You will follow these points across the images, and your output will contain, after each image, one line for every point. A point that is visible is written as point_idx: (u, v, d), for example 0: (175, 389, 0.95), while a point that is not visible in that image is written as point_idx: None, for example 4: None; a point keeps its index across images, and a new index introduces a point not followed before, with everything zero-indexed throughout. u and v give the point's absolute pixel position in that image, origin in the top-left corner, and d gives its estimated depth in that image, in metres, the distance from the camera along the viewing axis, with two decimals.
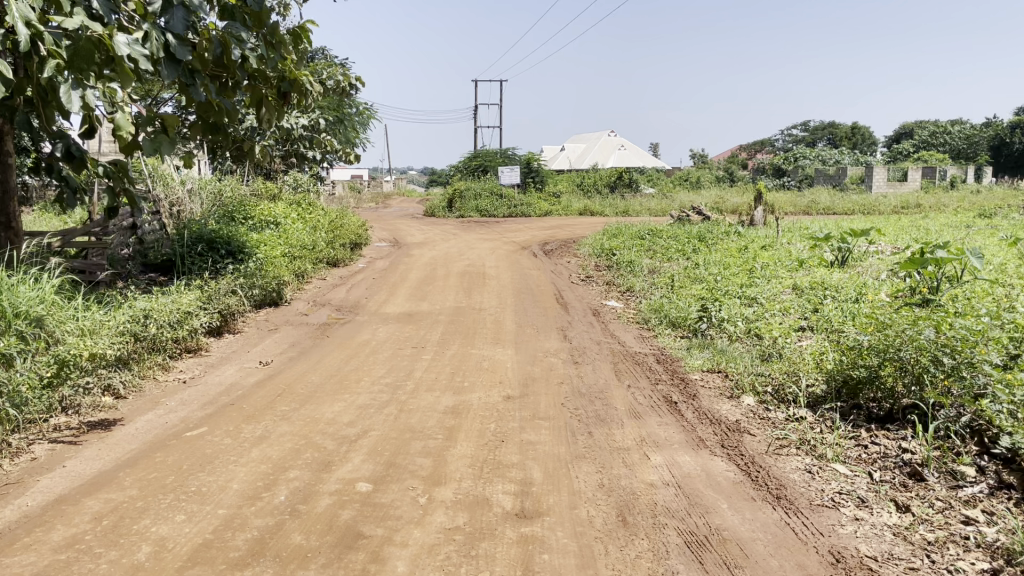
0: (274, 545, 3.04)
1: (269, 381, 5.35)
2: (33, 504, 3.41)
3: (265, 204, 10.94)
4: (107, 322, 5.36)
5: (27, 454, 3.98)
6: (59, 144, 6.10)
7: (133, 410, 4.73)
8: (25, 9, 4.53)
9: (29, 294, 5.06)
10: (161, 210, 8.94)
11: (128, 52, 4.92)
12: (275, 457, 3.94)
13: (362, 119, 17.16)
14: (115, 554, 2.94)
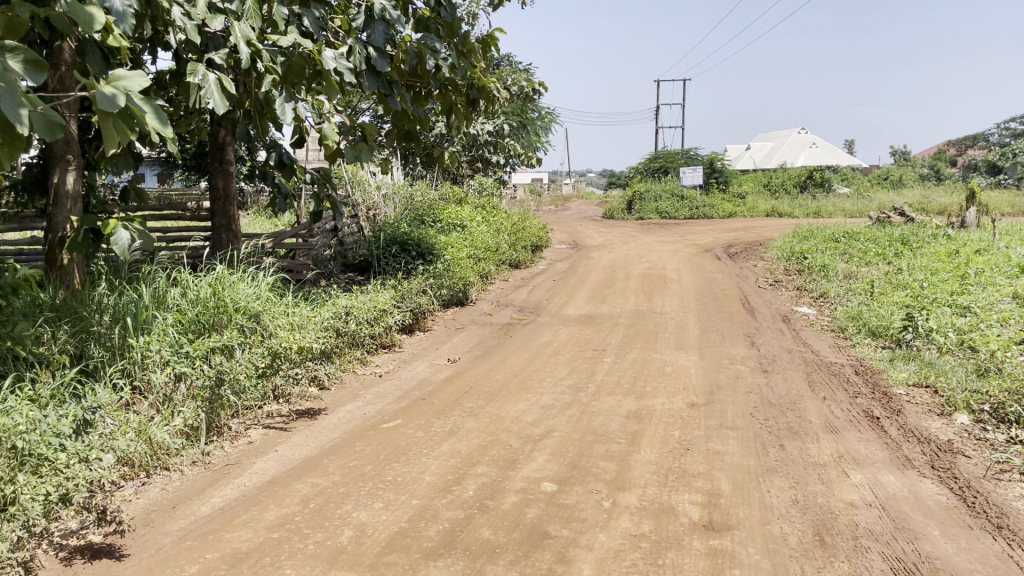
0: (465, 538, 3.13)
1: (458, 378, 5.55)
2: (249, 484, 3.72)
3: (453, 207, 11.36)
4: (313, 317, 5.72)
5: (245, 437, 4.37)
6: (272, 153, 6.66)
7: (336, 400, 5.08)
8: (247, 30, 4.95)
9: (247, 292, 5.49)
10: (359, 213, 9.59)
11: (334, 66, 5.26)
12: (464, 452, 4.06)
13: (544, 123, 17.39)
14: (321, 536, 3.15)
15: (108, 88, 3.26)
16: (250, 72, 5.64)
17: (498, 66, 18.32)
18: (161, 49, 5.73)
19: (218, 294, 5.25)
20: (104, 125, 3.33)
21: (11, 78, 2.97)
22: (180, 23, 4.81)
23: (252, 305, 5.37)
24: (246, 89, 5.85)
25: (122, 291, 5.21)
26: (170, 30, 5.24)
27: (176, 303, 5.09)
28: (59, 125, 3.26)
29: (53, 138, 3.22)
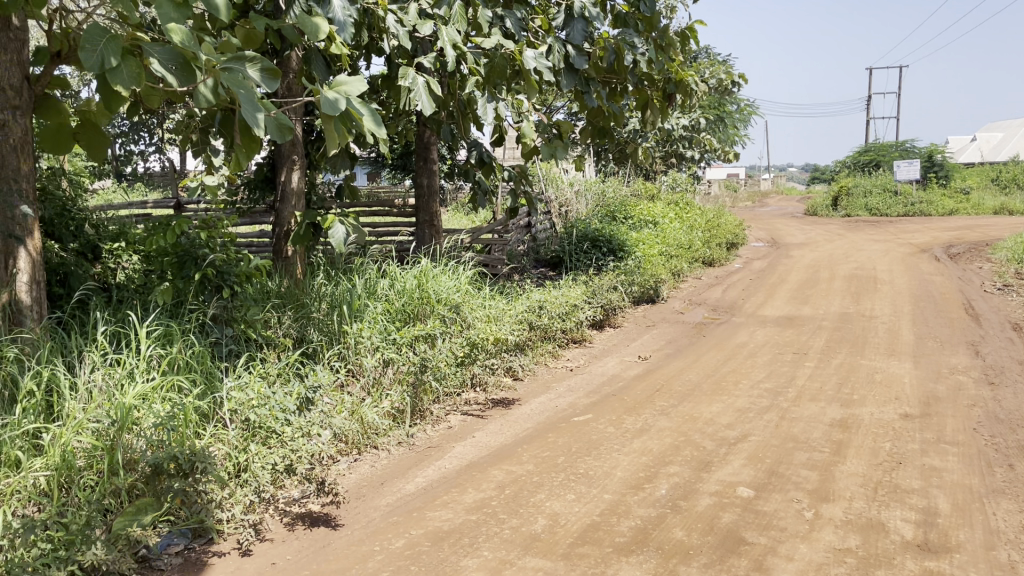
0: (657, 536, 3.11)
1: (650, 375, 5.50)
2: (449, 467, 3.90)
3: (645, 204, 11.25)
4: (508, 310, 5.91)
5: (445, 423, 4.59)
6: (473, 151, 6.89)
7: (529, 391, 5.21)
8: (454, 34, 5.15)
9: (448, 284, 5.74)
10: (551, 210, 9.75)
11: (534, 65, 5.37)
12: (656, 450, 4.03)
13: (743, 116, 16.80)
14: (516, 522, 3.24)
15: (331, 91, 3.52)
16: (454, 75, 5.91)
17: (696, 59, 17.94)
18: (375, 54, 6.12)
19: (423, 286, 5.52)
20: (328, 127, 3.58)
21: (249, 83, 3.28)
22: (394, 29, 5.05)
23: (453, 296, 5.61)
24: (451, 90, 6.13)
25: (338, 280, 5.60)
26: (383, 37, 5.54)
27: (385, 293, 5.42)
28: (289, 130, 3.57)
29: (283, 140, 3.53)
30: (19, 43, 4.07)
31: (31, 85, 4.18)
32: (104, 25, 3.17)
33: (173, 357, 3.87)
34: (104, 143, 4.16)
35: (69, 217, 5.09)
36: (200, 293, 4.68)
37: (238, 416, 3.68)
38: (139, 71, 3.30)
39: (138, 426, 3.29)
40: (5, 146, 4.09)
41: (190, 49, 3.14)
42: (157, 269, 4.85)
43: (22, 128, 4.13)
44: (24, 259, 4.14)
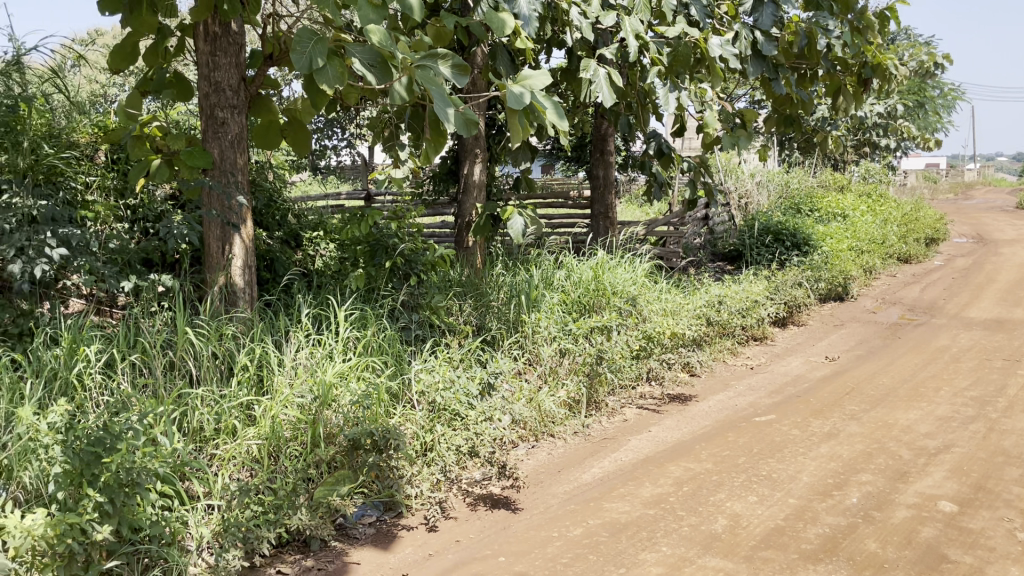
0: (848, 546, 2.96)
1: (837, 377, 5.23)
2: (625, 459, 3.90)
3: (834, 196, 10.66)
4: (686, 304, 5.79)
5: (621, 415, 4.59)
6: (652, 143, 6.78)
7: (707, 388, 5.10)
8: (637, 23, 5.12)
9: (625, 276, 5.70)
10: (731, 202, 9.45)
11: (719, 53, 5.21)
12: (846, 456, 3.82)
13: (947, 101, 15.54)
14: (696, 520, 3.19)
15: (517, 86, 3.62)
16: (635, 66, 5.86)
17: (894, 40, 16.77)
18: (556, 47, 6.20)
19: (599, 278, 5.53)
20: (513, 121, 3.69)
21: (440, 80, 3.43)
22: (577, 22, 5.08)
23: (629, 288, 5.58)
24: (631, 81, 6.09)
25: (516, 271, 5.72)
26: (567, 29, 5.65)
27: (562, 284, 5.46)
28: (475, 123, 3.70)
29: (469, 134, 3.67)
30: (237, 47, 4.42)
31: (246, 86, 4.56)
32: (312, 28, 3.42)
33: (367, 339, 4.11)
34: (305, 141, 4.61)
35: (274, 207, 5.52)
36: (391, 280, 4.97)
37: (425, 398, 3.85)
38: (341, 70, 3.53)
39: (336, 403, 3.53)
40: (225, 142, 4.49)
41: (387, 49, 3.31)
42: (350, 257, 5.19)
43: (240, 125, 4.52)
44: (239, 246, 4.53)
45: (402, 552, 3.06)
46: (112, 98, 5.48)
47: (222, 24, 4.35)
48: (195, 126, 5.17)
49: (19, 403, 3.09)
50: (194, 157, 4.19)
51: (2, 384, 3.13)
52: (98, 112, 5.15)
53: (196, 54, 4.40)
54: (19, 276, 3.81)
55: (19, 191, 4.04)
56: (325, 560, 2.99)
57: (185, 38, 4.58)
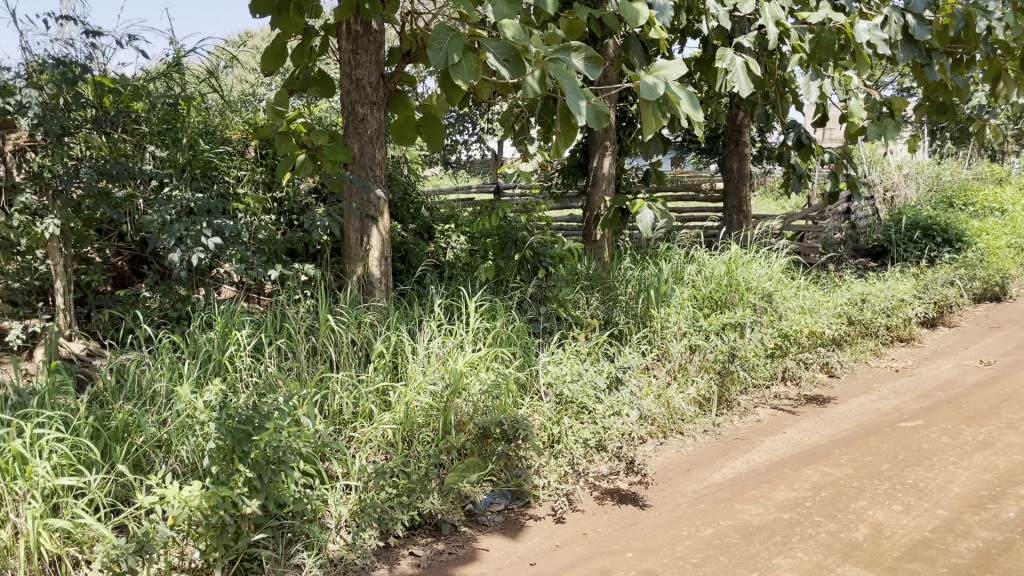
0: (1004, 563, 2.75)
1: (994, 383, 4.86)
2: (759, 461, 3.78)
3: (992, 189, 9.91)
4: (826, 302, 5.54)
5: (754, 415, 4.46)
6: (791, 133, 6.52)
7: (847, 390, 4.87)
8: (777, 10, 4.94)
9: (760, 272, 5.52)
10: (876, 196, 8.96)
11: (867, 39, 4.93)
12: (1004, 468, 3.55)
13: None
14: (834, 527, 3.05)
15: (651, 78, 3.57)
16: (774, 54, 5.66)
17: None
18: (691, 37, 6.06)
19: (733, 274, 5.38)
20: (646, 112, 3.65)
21: (572, 73, 3.43)
22: (714, 10, 4.94)
23: (764, 284, 5.41)
24: (769, 71, 5.88)
25: (646, 265, 5.63)
26: (703, 18, 5.50)
27: (693, 279, 5.34)
28: (606, 117, 3.68)
29: (600, 127, 3.66)
30: (377, 45, 4.56)
31: (385, 83, 4.69)
32: (448, 25, 3.48)
33: (497, 331, 4.17)
34: (438, 132, 4.74)
35: (409, 200, 5.69)
36: (520, 272, 5.02)
37: (552, 390, 3.86)
38: (476, 65, 3.58)
39: (467, 391, 3.61)
40: (364, 138, 4.66)
41: (520, 43, 3.33)
42: (481, 250, 5.27)
43: (378, 121, 4.68)
44: (376, 237, 4.70)
45: (529, 541, 3.09)
46: (260, 96, 5.78)
47: (363, 23, 4.48)
48: (337, 122, 5.40)
49: (177, 381, 3.32)
50: (336, 151, 4.29)
51: (163, 363, 3.37)
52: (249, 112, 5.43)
53: (339, 52, 4.58)
54: (179, 263, 4.14)
55: (179, 184, 4.33)
56: (455, 544, 3.06)
57: (329, 38, 4.77)
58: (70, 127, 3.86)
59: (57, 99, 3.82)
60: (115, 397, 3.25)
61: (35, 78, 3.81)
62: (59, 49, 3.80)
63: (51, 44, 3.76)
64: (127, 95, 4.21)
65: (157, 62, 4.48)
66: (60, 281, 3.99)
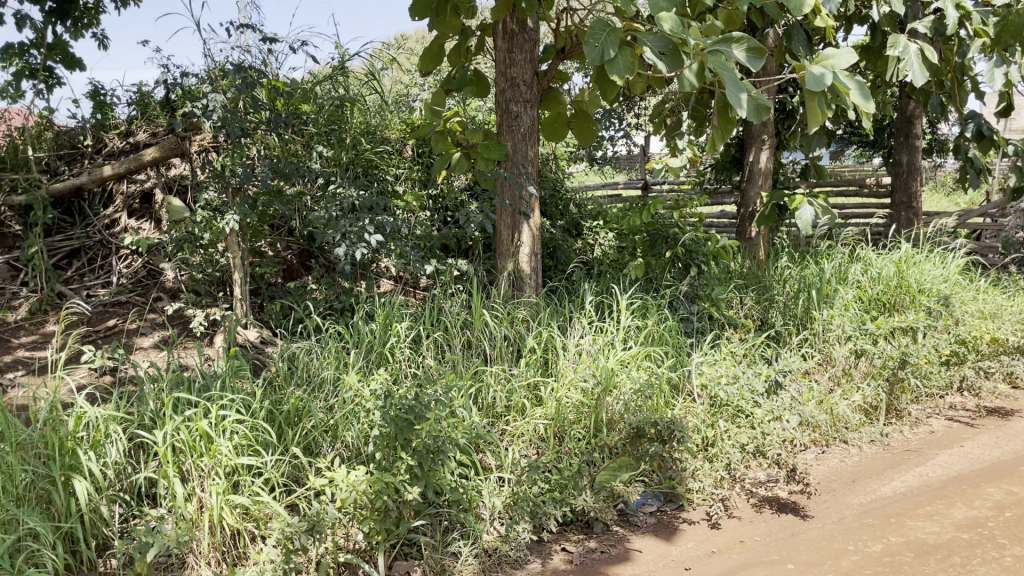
0: None
1: None
2: (933, 475, 3.54)
3: None
4: (1009, 306, 5.11)
5: (926, 426, 4.18)
6: (970, 124, 6.05)
7: None
8: None
9: (934, 273, 5.17)
10: None
11: None
12: None
13: None
14: (1022, 551, 2.81)
15: (817, 67, 3.40)
16: (952, 39, 5.26)
17: None
18: (857, 24, 5.74)
19: (902, 274, 5.06)
20: (810, 104, 3.49)
21: (732, 65, 3.33)
22: None
23: (939, 287, 5.05)
24: (946, 57, 5.47)
25: (805, 264, 5.38)
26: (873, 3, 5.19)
27: (858, 279, 5.07)
28: (767, 109, 3.57)
29: (760, 120, 3.54)
30: (533, 43, 4.61)
31: (539, 80, 4.73)
32: (605, 20, 3.48)
33: (649, 330, 4.11)
34: (590, 127, 4.84)
35: (558, 197, 5.70)
36: (671, 270, 4.93)
37: (706, 392, 3.75)
38: (633, 59, 3.54)
39: (619, 390, 3.57)
40: (517, 135, 4.71)
41: (678, 35, 3.27)
42: (631, 247, 5.22)
43: (531, 118, 4.72)
44: (527, 234, 4.75)
45: (684, 545, 3.03)
46: (414, 96, 5.95)
47: (519, 21, 4.53)
48: (489, 120, 5.48)
49: (343, 369, 3.48)
50: (490, 150, 4.41)
51: (330, 352, 3.55)
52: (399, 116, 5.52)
53: (495, 51, 4.66)
54: (344, 258, 4.33)
55: (344, 182, 4.51)
56: (607, 543, 3.04)
57: (485, 37, 4.84)
58: (249, 129, 4.13)
59: (238, 103, 4.11)
60: (286, 382, 3.45)
61: (219, 82, 4.13)
62: (238, 55, 4.07)
63: (232, 51, 4.03)
64: (297, 97, 4.43)
65: (323, 66, 4.64)
66: (238, 272, 4.28)
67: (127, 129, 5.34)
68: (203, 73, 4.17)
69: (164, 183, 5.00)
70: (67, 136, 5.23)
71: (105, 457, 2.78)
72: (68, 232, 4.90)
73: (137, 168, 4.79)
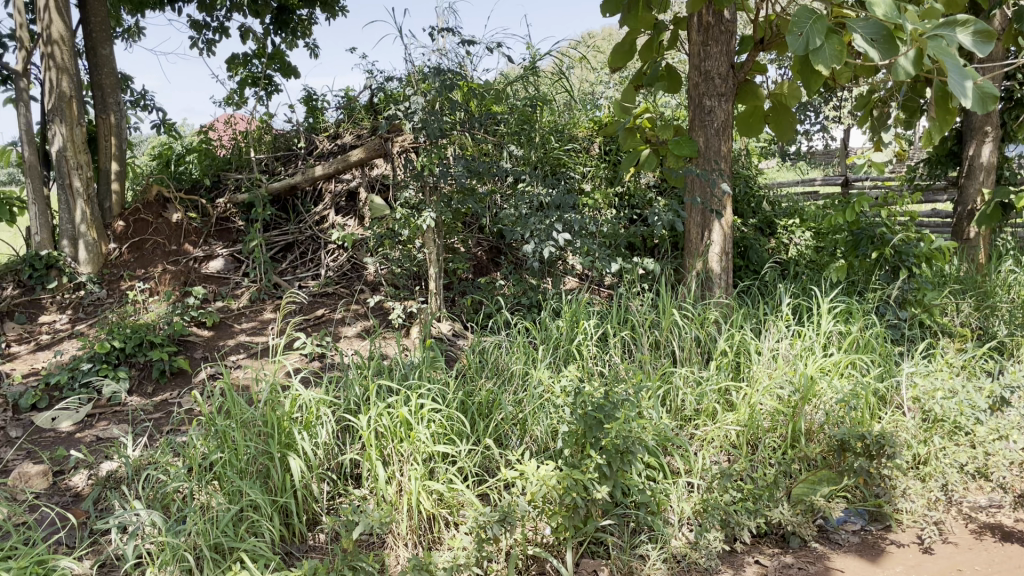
0: None
1: None
2: None
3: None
4: None
5: None
6: None
7: None
8: None
9: None
10: None
11: None
12: None
13: None
14: None
15: None
16: None
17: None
18: None
19: None
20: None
21: (955, 52, 3.05)
22: None
23: None
24: None
25: None
26: None
27: None
28: (995, 98, 3.25)
29: (986, 111, 3.22)
30: (729, 35, 4.44)
31: (735, 73, 4.55)
32: (812, 9, 3.31)
33: (853, 336, 3.86)
34: (789, 123, 4.65)
35: (751, 195, 5.49)
36: (877, 273, 4.54)
37: (918, 405, 3.46)
38: (841, 47, 3.32)
39: (820, 399, 3.37)
40: (711, 130, 4.57)
41: (893, 20, 3.04)
42: (831, 247, 4.93)
43: (725, 113, 4.55)
44: (718, 232, 4.59)
45: (891, 569, 2.81)
46: (603, 93, 5.93)
47: (716, 13, 4.39)
48: (680, 116, 5.36)
49: (531, 364, 3.53)
50: (681, 145, 4.25)
51: (519, 347, 3.61)
52: (588, 113, 5.53)
53: (690, 44, 4.55)
54: (533, 255, 4.38)
55: (533, 181, 4.55)
56: (805, 560, 2.88)
57: (678, 31, 4.72)
58: (446, 130, 4.28)
59: (436, 105, 4.26)
60: (477, 374, 3.55)
61: (419, 85, 4.29)
62: (436, 59, 4.21)
63: (431, 55, 4.18)
64: (490, 98, 4.52)
65: (515, 66, 4.63)
66: (433, 267, 4.46)
67: (334, 131, 5.72)
68: (405, 76, 4.34)
69: (368, 182, 5.30)
70: (283, 139, 5.68)
71: (316, 437, 2.98)
72: (284, 229, 5.35)
73: (343, 168, 5.10)
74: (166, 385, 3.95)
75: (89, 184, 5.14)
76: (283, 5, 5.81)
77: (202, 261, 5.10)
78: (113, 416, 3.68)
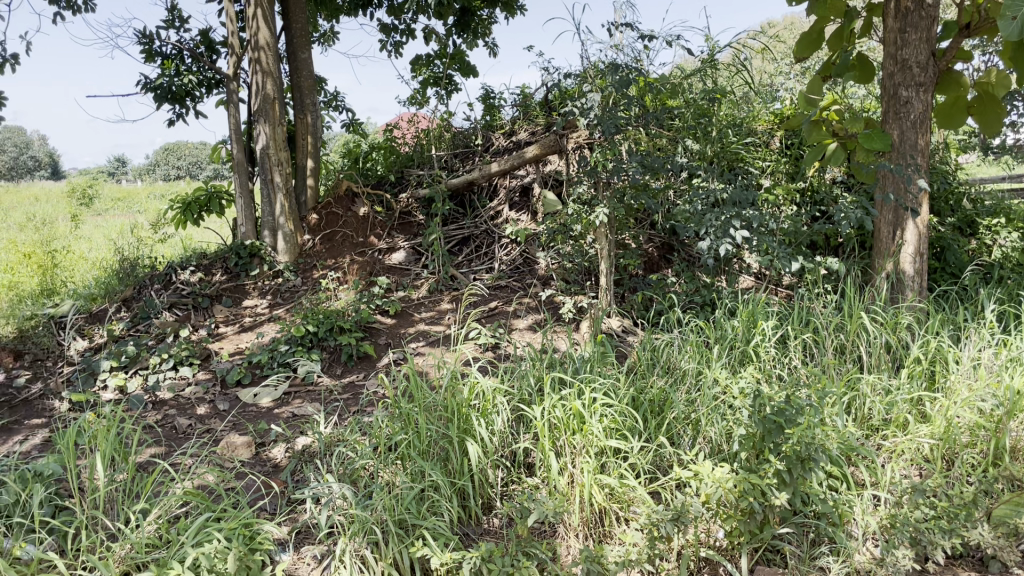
0: None
1: None
2: None
3: None
4: None
5: None
6: None
7: None
8: None
9: None
10: None
11: None
12: None
13: None
14: None
15: None
16: None
17: None
18: None
19: None
20: None
21: None
22: None
23: None
24: None
25: None
26: None
27: None
28: None
29: None
30: (930, 20, 4.13)
31: (936, 61, 4.23)
32: None
33: None
34: (997, 114, 4.28)
35: (949, 192, 5.10)
36: None
37: None
38: None
39: None
40: (907, 122, 4.26)
41: None
42: None
43: (923, 104, 4.23)
44: (912, 232, 4.30)
45: None
46: (784, 85, 5.70)
47: None
48: (871, 107, 5.06)
49: (705, 363, 3.47)
50: (873, 139, 3.99)
51: (692, 346, 3.55)
52: (768, 106, 5.34)
53: (886, 31, 4.29)
54: (707, 253, 4.28)
55: (709, 176, 4.43)
56: None
57: (873, 17, 4.44)
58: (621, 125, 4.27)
59: (611, 100, 4.26)
60: (648, 371, 3.53)
61: (595, 81, 4.31)
62: (613, 54, 4.21)
63: (608, 50, 4.18)
64: (666, 93, 4.46)
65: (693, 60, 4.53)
66: (605, 263, 4.45)
67: (510, 128, 5.85)
68: (581, 73, 4.38)
69: (542, 178, 5.39)
70: (461, 136, 5.88)
71: (493, 424, 3.09)
72: (461, 223, 5.55)
73: (518, 164, 5.20)
74: (354, 367, 4.21)
75: (288, 179, 5.55)
76: (465, 7, 6.01)
77: (385, 253, 5.38)
78: (307, 394, 3.96)
